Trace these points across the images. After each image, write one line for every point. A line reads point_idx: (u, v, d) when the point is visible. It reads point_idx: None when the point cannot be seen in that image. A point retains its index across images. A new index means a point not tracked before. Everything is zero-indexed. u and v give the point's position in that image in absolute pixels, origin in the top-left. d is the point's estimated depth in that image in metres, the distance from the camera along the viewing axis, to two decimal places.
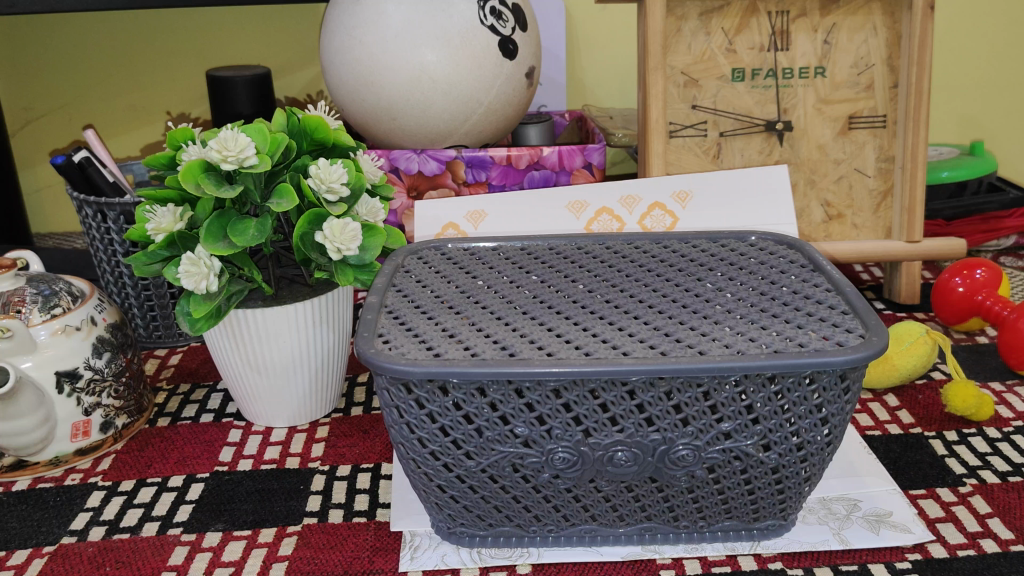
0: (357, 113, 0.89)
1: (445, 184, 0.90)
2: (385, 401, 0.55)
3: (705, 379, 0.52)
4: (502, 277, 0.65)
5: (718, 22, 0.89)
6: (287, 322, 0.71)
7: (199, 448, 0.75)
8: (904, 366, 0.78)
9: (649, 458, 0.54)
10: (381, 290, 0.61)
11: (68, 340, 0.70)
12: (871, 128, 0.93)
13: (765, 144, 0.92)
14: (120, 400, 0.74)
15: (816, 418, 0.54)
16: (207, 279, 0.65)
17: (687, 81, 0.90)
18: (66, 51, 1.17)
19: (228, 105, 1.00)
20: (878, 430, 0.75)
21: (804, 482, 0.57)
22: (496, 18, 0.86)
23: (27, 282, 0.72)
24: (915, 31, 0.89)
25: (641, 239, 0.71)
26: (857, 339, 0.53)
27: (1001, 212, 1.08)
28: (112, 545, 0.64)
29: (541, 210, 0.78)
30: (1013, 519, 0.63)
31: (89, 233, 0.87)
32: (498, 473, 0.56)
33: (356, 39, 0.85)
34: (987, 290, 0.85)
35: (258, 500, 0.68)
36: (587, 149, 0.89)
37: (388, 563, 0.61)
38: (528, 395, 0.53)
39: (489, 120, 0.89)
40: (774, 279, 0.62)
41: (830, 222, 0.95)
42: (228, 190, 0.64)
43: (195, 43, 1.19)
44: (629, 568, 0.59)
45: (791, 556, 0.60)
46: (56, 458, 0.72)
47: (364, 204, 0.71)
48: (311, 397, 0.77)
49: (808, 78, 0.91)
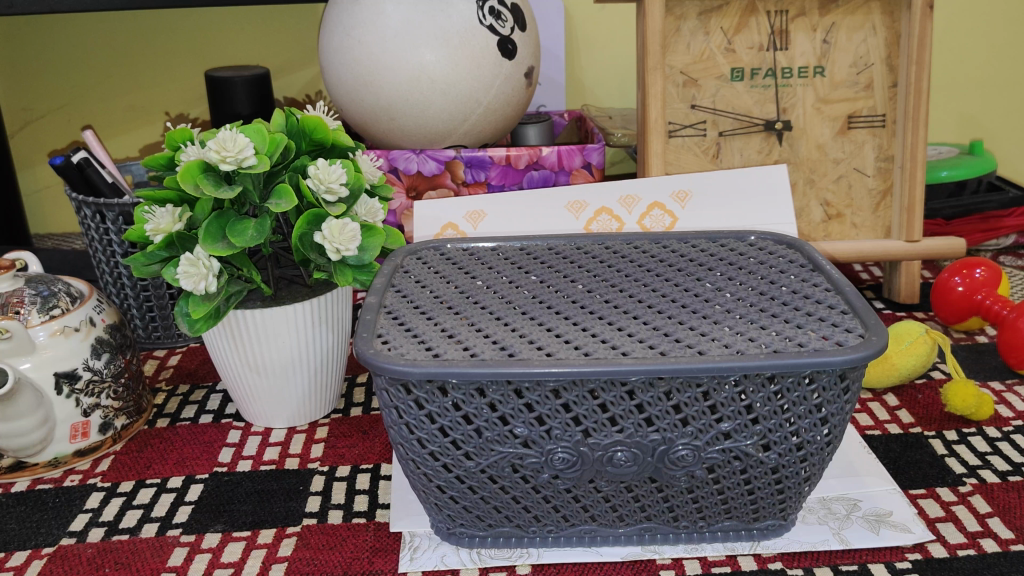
0: (356, 113, 0.89)
1: (444, 184, 0.90)
2: (384, 402, 0.54)
3: (704, 379, 0.52)
4: (501, 277, 0.65)
5: (717, 22, 0.89)
6: (287, 323, 0.71)
7: (198, 448, 0.75)
8: (904, 366, 0.78)
9: (649, 458, 0.54)
10: (380, 290, 0.61)
11: (68, 341, 0.70)
12: (870, 127, 0.93)
13: (765, 143, 0.92)
14: (119, 400, 0.74)
15: (816, 417, 0.54)
16: (206, 279, 0.65)
17: (686, 80, 0.90)
18: (64, 51, 1.16)
19: (227, 105, 1.00)
20: (878, 429, 0.75)
21: (804, 482, 0.57)
22: (495, 18, 0.86)
23: (26, 283, 0.72)
24: (914, 31, 0.89)
25: (640, 239, 0.71)
26: (856, 339, 0.53)
27: (1001, 212, 1.08)
28: (112, 546, 0.64)
29: (540, 210, 0.78)
30: (1013, 519, 0.63)
31: (89, 234, 0.87)
32: (498, 473, 0.56)
33: (355, 39, 0.85)
34: (987, 289, 0.85)
35: (257, 500, 0.68)
36: (586, 149, 0.89)
37: (388, 564, 0.61)
38: (528, 395, 0.52)
39: (488, 120, 0.89)
40: (773, 279, 0.62)
41: (829, 222, 0.95)
42: (227, 190, 0.64)
43: (194, 43, 1.19)
44: (629, 568, 0.59)
45: (791, 556, 0.60)
46: (56, 459, 0.72)
47: (363, 204, 0.71)
48: (310, 398, 0.77)
49: (808, 77, 0.91)
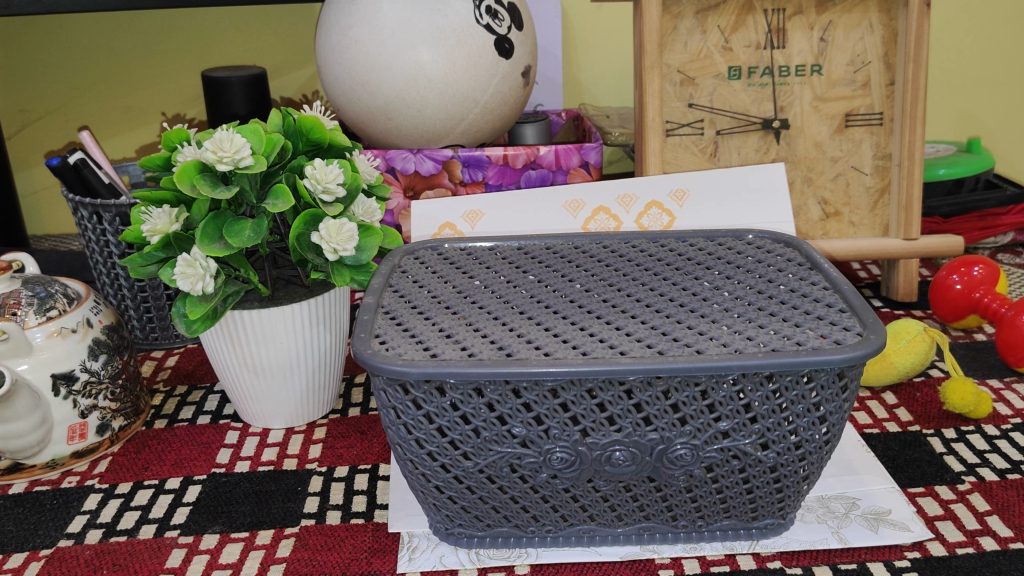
0: (353, 113, 0.89)
1: (442, 184, 0.90)
2: (382, 402, 0.54)
3: (702, 378, 0.51)
4: (499, 277, 0.65)
5: (714, 20, 0.89)
6: (284, 323, 0.71)
7: (196, 449, 0.75)
8: (902, 364, 0.78)
9: (647, 458, 0.54)
10: (377, 290, 0.61)
11: (64, 342, 0.70)
12: (867, 125, 0.92)
13: (763, 142, 0.92)
14: (116, 401, 0.74)
15: (814, 416, 0.54)
16: (204, 280, 0.65)
17: (683, 79, 0.90)
18: (60, 52, 1.16)
19: (224, 106, 1.00)
20: (876, 428, 0.75)
21: (802, 481, 0.57)
22: (492, 17, 0.86)
23: (22, 284, 0.71)
24: (912, 28, 0.88)
25: (638, 239, 0.71)
26: (854, 337, 0.53)
27: (998, 209, 1.09)
28: (109, 548, 0.64)
29: (537, 209, 0.78)
30: (1012, 517, 0.63)
31: (85, 235, 0.87)
32: (496, 474, 0.55)
33: (352, 39, 0.85)
34: (984, 287, 0.85)
35: (255, 501, 0.68)
36: (583, 148, 0.89)
37: (386, 564, 0.61)
38: (525, 395, 0.52)
39: (485, 119, 0.89)
40: (771, 277, 0.62)
41: (828, 220, 0.95)
42: (224, 191, 0.64)
43: (190, 43, 1.19)
44: (628, 568, 0.59)
45: (790, 554, 0.60)
46: (53, 461, 0.72)
47: (360, 204, 0.71)
48: (308, 398, 0.77)
49: (805, 75, 0.91)
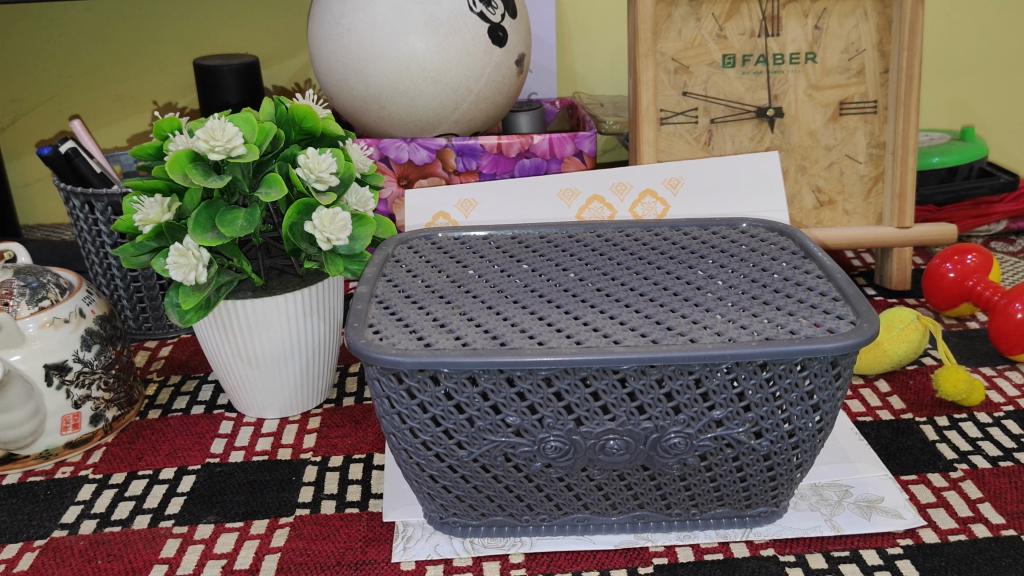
0: (347, 103, 0.88)
1: (435, 172, 0.90)
2: (376, 392, 0.54)
3: (696, 366, 0.51)
4: (493, 267, 0.65)
5: (708, 8, 0.88)
6: (278, 313, 0.71)
7: (190, 440, 0.75)
8: (895, 353, 0.78)
9: (641, 446, 0.54)
10: (371, 279, 0.61)
11: (56, 333, 0.69)
12: (862, 114, 0.92)
13: (757, 130, 0.92)
14: (110, 392, 0.74)
15: (807, 404, 0.54)
16: (196, 270, 0.64)
17: (678, 67, 0.89)
18: (51, 40, 1.15)
19: (216, 94, 0.99)
20: (870, 415, 0.75)
21: (795, 469, 0.57)
22: (485, 5, 0.85)
23: (15, 274, 0.71)
24: (906, 15, 0.88)
25: (632, 227, 0.71)
26: (848, 326, 0.53)
27: (992, 197, 1.09)
28: (103, 538, 0.64)
29: (532, 196, 0.78)
30: (1004, 504, 0.64)
31: (77, 225, 0.86)
32: (490, 463, 0.55)
33: (345, 28, 0.84)
34: (978, 276, 0.85)
35: (249, 491, 0.68)
36: (578, 137, 0.89)
37: (381, 554, 0.61)
38: (519, 384, 0.52)
39: (480, 108, 0.89)
40: (765, 266, 0.62)
41: (821, 209, 0.95)
42: (216, 180, 0.63)
43: (179, 31, 1.17)
44: (622, 556, 0.60)
45: (783, 542, 0.60)
46: (47, 452, 0.72)
47: (354, 194, 0.70)
48: (303, 388, 0.77)
49: (799, 63, 0.91)
